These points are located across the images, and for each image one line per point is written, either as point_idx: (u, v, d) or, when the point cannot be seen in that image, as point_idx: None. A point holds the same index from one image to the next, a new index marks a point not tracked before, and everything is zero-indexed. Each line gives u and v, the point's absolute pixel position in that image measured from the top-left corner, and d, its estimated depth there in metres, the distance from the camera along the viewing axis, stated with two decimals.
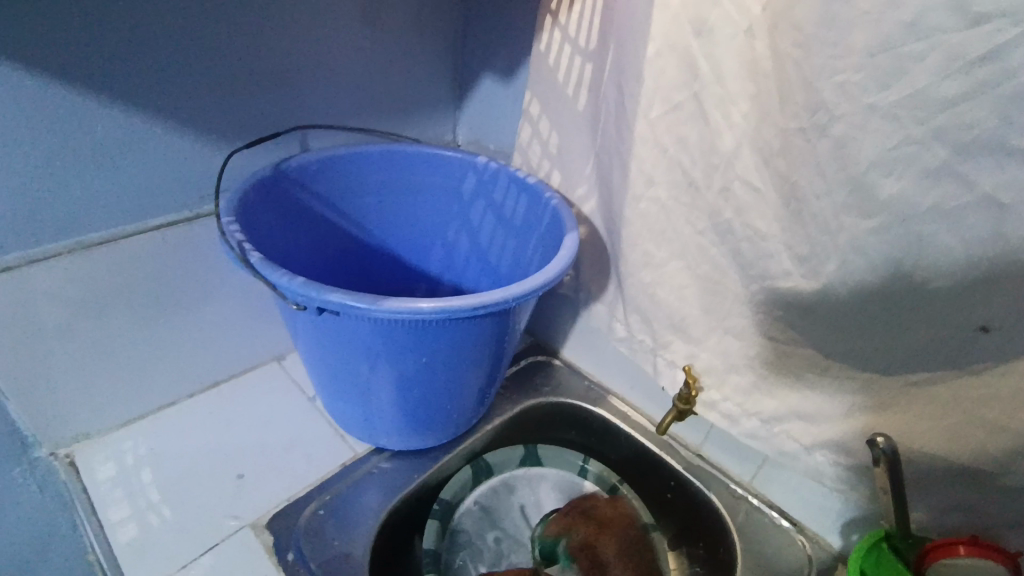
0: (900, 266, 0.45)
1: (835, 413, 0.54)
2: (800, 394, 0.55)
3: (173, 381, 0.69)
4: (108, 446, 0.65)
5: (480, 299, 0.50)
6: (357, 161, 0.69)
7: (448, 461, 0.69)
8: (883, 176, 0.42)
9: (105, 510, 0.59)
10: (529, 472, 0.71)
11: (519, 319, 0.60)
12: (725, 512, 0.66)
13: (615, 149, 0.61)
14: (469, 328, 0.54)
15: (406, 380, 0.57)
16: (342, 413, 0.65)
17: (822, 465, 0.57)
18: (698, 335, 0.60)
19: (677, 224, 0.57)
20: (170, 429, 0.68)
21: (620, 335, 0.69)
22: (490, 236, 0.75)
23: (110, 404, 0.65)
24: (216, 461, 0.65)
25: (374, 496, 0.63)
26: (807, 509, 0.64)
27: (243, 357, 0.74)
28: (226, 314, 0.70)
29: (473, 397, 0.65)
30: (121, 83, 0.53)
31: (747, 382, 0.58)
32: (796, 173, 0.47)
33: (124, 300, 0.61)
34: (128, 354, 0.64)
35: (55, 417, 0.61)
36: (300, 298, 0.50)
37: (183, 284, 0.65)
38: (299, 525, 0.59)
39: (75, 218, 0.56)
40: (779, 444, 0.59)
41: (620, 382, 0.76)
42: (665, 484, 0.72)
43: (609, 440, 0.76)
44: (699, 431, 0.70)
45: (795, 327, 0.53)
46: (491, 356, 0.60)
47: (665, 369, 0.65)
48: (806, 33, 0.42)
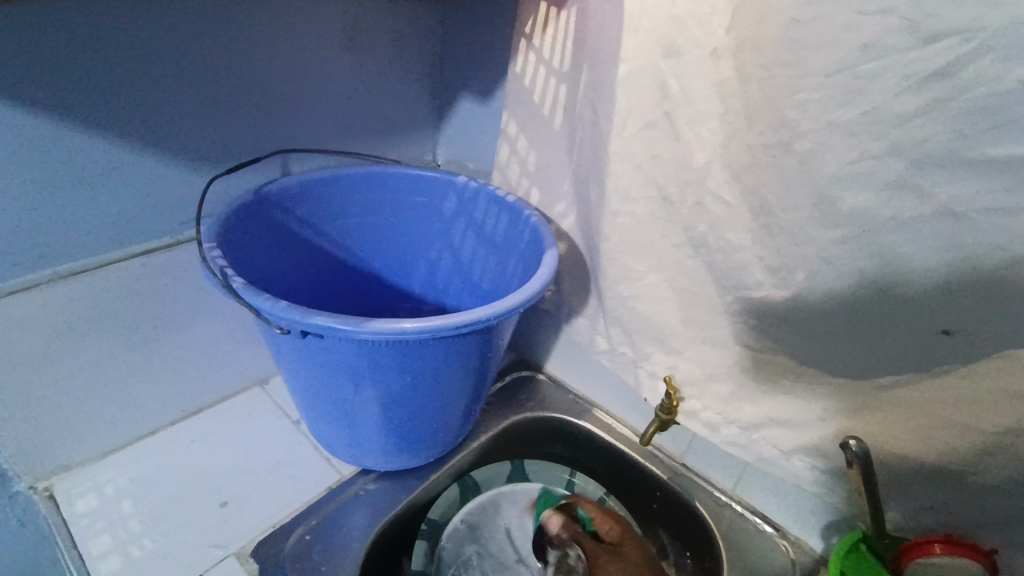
0: (863, 273, 0.47)
1: (812, 418, 0.56)
2: (778, 400, 0.57)
3: (157, 407, 0.68)
4: (88, 477, 0.64)
5: (464, 317, 0.51)
6: (337, 183, 0.70)
7: (435, 480, 0.69)
8: (845, 189, 0.45)
9: (86, 543, 0.57)
10: (515, 488, 0.72)
11: (502, 335, 0.61)
12: (710, 520, 0.67)
13: (592, 167, 0.63)
14: (454, 346, 0.54)
15: (392, 399, 0.57)
16: (328, 434, 0.65)
17: (802, 469, 0.58)
18: (677, 346, 0.62)
19: (653, 238, 0.59)
20: (152, 457, 0.66)
21: (603, 348, 0.71)
22: (471, 253, 0.76)
23: (90, 434, 0.64)
24: (201, 488, 0.63)
25: (362, 518, 0.63)
26: (790, 513, 0.65)
27: (227, 381, 0.74)
28: (209, 338, 0.69)
29: (459, 413, 0.65)
30: (102, 111, 0.54)
31: (727, 390, 0.60)
32: (765, 188, 0.49)
33: (103, 328, 0.60)
34: (108, 382, 0.63)
35: (33, 449, 0.60)
36: (283, 322, 0.49)
37: (165, 309, 0.64)
38: (286, 551, 0.58)
39: (52, 246, 0.55)
40: (760, 451, 0.60)
41: (604, 394, 0.78)
42: (650, 495, 0.73)
43: (594, 453, 0.77)
44: (683, 440, 0.71)
45: (769, 335, 0.54)
46: (476, 372, 0.61)
47: (647, 381, 0.67)
48: (769, 55, 0.45)
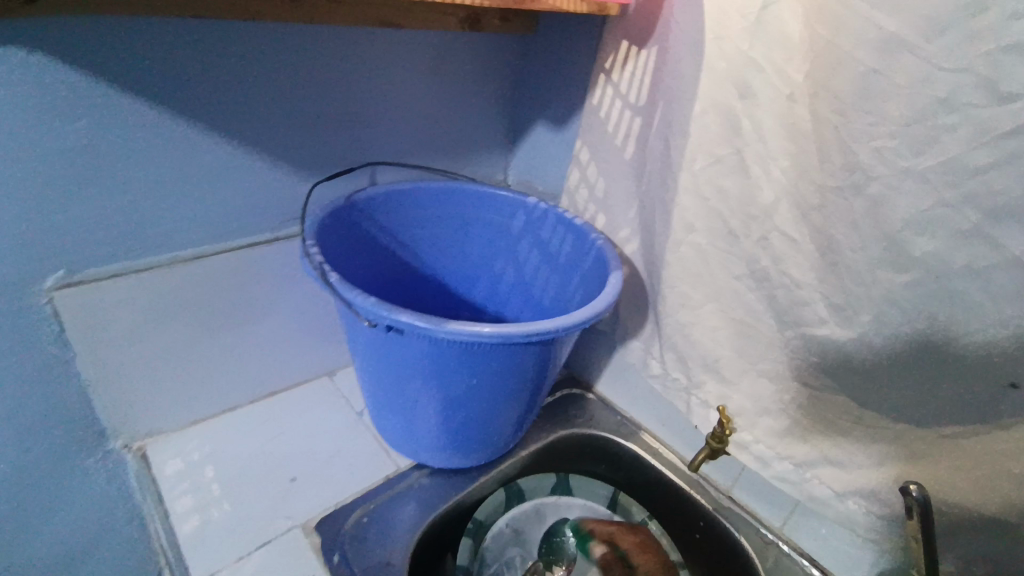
0: (932, 319, 0.47)
1: (869, 461, 0.56)
2: (833, 440, 0.57)
3: (239, 386, 0.75)
4: (177, 443, 0.70)
5: (534, 327, 0.54)
6: (418, 197, 0.76)
7: (484, 482, 0.72)
8: (916, 235, 0.46)
9: (172, 501, 0.63)
10: (559, 500, 0.74)
11: (563, 348, 0.63)
12: (754, 556, 0.66)
13: (659, 197, 0.66)
14: (520, 353, 0.57)
15: (455, 397, 0.61)
16: (389, 426, 0.69)
17: (855, 512, 0.58)
18: (732, 377, 0.63)
19: (715, 269, 0.61)
20: (231, 430, 0.72)
21: (656, 372, 0.73)
22: (534, 270, 0.80)
23: (182, 404, 0.70)
24: (272, 464, 0.68)
25: (414, 509, 0.66)
26: (839, 558, 0.64)
27: (300, 369, 0.80)
28: (290, 327, 0.76)
29: (513, 420, 0.68)
30: (230, 119, 0.61)
31: (780, 425, 0.61)
32: (834, 228, 0.50)
33: (204, 309, 0.67)
34: (202, 358, 0.70)
35: (133, 412, 0.67)
36: (370, 316, 0.54)
37: (257, 297, 0.71)
38: (345, 530, 0.62)
39: (174, 233, 0.62)
40: (812, 490, 0.60)
41: (652, 419, 0.79)
42: (693, 523, 0.73)
43: (639, 476, 0.78)
44: (731, 472, 0.70)
45: (828, 373, 0.55)
46: (534, 381, 0.64)
47: (698, 408, 0.68)
48: (845, 103, 0.47)
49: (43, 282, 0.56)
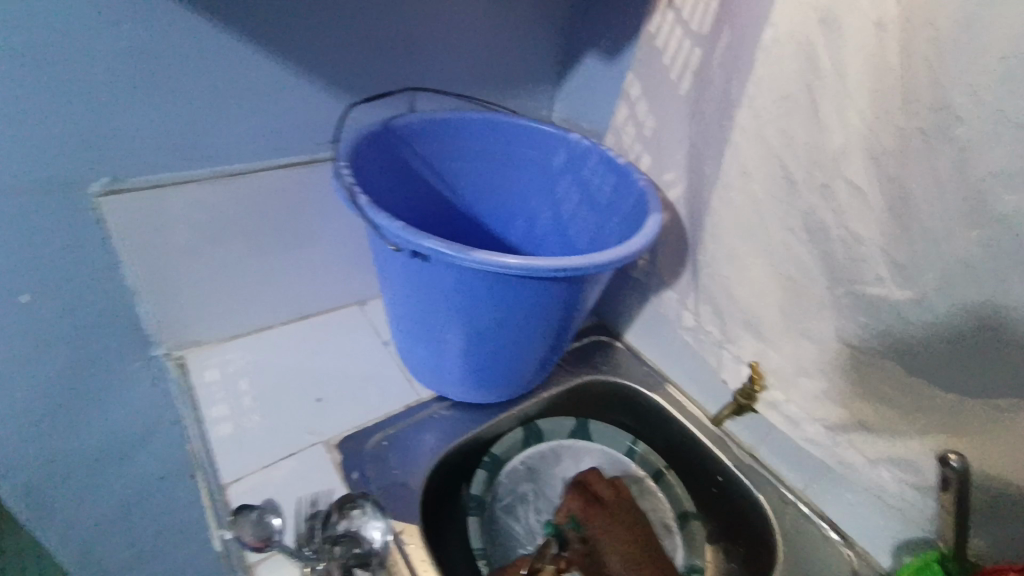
0: (1006, 283, 0.42)
1: (911, 431, 0.52)
2: (874, 407, 0.54)
3: (273, 307, 0.76)
4: (215, 354, 0.73)
5: (562, 262, 0.52)
6: (458, 127, 0.73)
7: (503, 419, 0.72)
8: (1002, 187, 0.41)
9: (208, 407, 0.66)
10: (576, 443, 0.74)
11: (593, 289, 0.61)
12: (772, 515, 0.65)
13: (712, 137, 0.61)
14: (547, 290, 0.56)
15: (480, 331, 0.61)
16: (414, 356, 0.70)
17: (887, 482, 0.55)
18: (770, 334, 0.60)
19: (764, 218, 0.57)
20: (265, 347, 0.75)
21: (689, 324, 0.70)
22: (572, 211, 0.77)
23: (219, 318, 0.73)
24: (302, 382, 0.71)
25: (433, 437, 0.68)
26: (862, 527, 0.61)
27: (333, 296, 0.81)
28: (324, 253, 0.76)
29: (537, 359, 0.67)
30: (272, 34, 0.59)
31: (816, 387, 0.58)
32: (909, 176, 0.45)
33: (240, 227, 0.68)
34: (238, 276, 0.71)
35: (174, 322, 0.69)
36: (396, 241, 0.53)
37: (292, 219, 0.71)
38: (366, 450, 0.64)
39: (213, 148, 0.62)
40: (843, 454, 0.58)
41: (680, 372, 0.77)
42: (711, 478, 0.72)
43: (661, 427, 0.77)
44: (758, 432, 0.68)
45: (876, 336, 0.51)
46: (561, 321, 0.62)
47: (730, 364, 0.66)
48: (944, 30, 0.41)
49: (88, 188, 0.57)
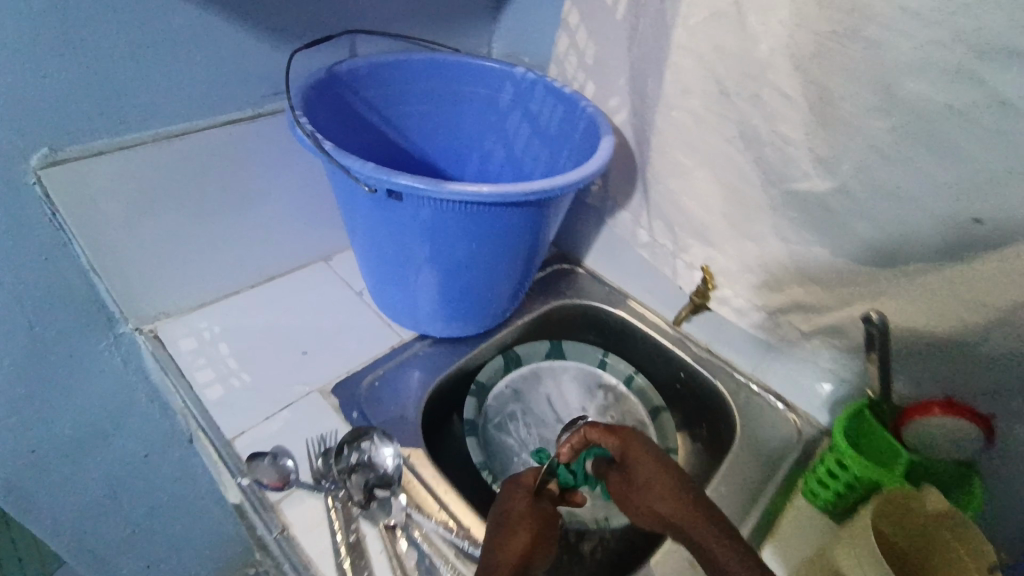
0: (911, 161, 0.50)
1: (839, 304, 0.61)
2: (807, 288, 0.62)
3: (240, 270, 0.75)
4: (186, 323, 0.72)
5: (531, 187, 0.55)
6: (402, 69, 0.72)
7: (483, 349, 0.77)
8: (906, 76, 0.47)
9: (192, 373, 0.66)
10: (554, 364, 0.79)
11: (558, 213, 0.65)
12: (727, 396, 0.74)
13: (652, 59, 0.64)
14: (518, 215, 0.59)
15: (457, 264, 0.64)
16: (391, 299, 0.72)
17: (820, 347, 0.66)
18: (717, 239, 0.67)
19: (706, 131, 0.62)
20: (237, 311, 0.74)
21: (644, 240, 0.77)
22: (525, 145, 0.79)
23: (185, 287, 0.71)
24: (283, 338, 0.72)
25: (421, 373, 0.72)
26: (802, 392, 0.72)
27: (298, 254, 0.81)
28: (284, 210, 0.75)
29: (510, 286, 0.71)
30: None
31: (759, 279, 0.66)
32: (828, 78, 0.51)
33: (195, 192, 0.65)
34: (199, 241, 0.69)
35: (138, 296, 0.67)
36: (370, 181, 0.54)
37: (248, 178, 0.69)
38: (360, 390, 0.67)
39: (155, 107, 0.59)
40: (783, 333, 0.68)
41: (639, 286, 0.83)
42: (674, 376, 0.80)
43: (626, 339, 0.84)
44: (711, 328, 0.77)
45: (807, 226, 0.59)
46: (531, 245, 0.66)
47: (683, 271, 0.73)
48: None
49: (27, 161, 0.53)
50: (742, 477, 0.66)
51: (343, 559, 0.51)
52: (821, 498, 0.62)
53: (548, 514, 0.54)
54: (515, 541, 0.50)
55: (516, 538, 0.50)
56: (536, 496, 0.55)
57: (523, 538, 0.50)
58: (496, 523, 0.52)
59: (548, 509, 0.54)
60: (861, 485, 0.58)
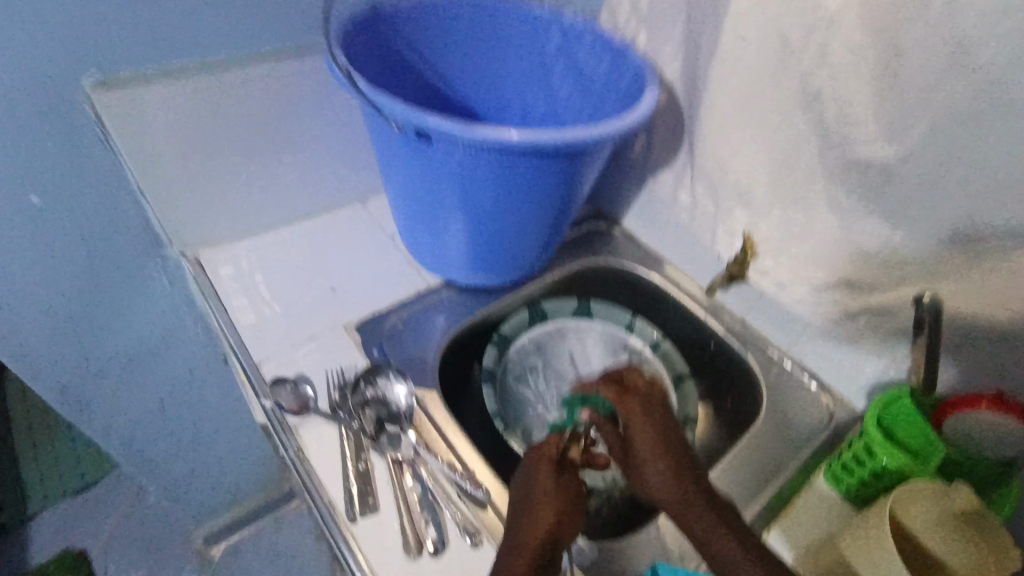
0: (983, 132, 0.45)
1: (890, 284, 0.56)
2: (855, 265, 0.58)
3: (279, 206, 0.76)
4: (226, 252, 0.75)
5: (564, 135, 0.52)
6: (447, 10, 0.70)
7: (508, 301, 0.77)
8: (988, 33, 0.42)
9: (228, 299, 0.69)
10: (580, 323, 0.77)
11: (594, 166, 0.62)
12: (758, 371, 0.71)
13: (711, 5, 0.59)
14: (549, 165, 0.56)
15: (484, 213, 0.62)
16: (420, 244, 0.72)
17: (863, 330, 0.62)
18: (762, 206, 0.63)
19: (761, 87, 0.57)
20: (273, 244, 0.77)
21: (684, 203, 0.72)
22: (568, 96, 0.76)
23: (227, 218, 0.73)
24: (314, 273, 0.74)
25: (444, 319, 0.72)
26: (839, 374, 0.67)
27: (335, 194, 0.81)
28: (324, 151, 0.75)
29: (539, 240, 0.70)
30: None
31: (804, 252, 0.61)
32: (904, 32, 0.46)
33: (237, 124, 0.66)
34: (240, 175, 0.71)
35: (182, 223, 0.70)
36: (399, 120, 0.53)
37: (290, 115, 0.69)
38: (383, 329, 0.69)
39: (200, 37, 0.59)
40: (824, 310, 0.62)
41: (676, 251, 0.80)
42: (703, 346, 0.77)
43: (657, 305, 0.81)
44: (749, 298, 0.74)
45: (863, 197, 0.54)
46: (563, 199, 0.63)
47: (723, 236, 0.68)
48: None
49: (80, 82, 0.55)
50: (760, 454, 0.64)
51: (350, 484, 0.53)
52: (840, 484, 0.58)
53: (575, 485, 0.53)
54: (538, 519, 0.49)
55: (541, 515, 0.49)
56: (562, 462, 0.54)
57: (549, 515, 0.49)
58: (521, 495, 0.52)
59: (574, 481, 0.53)
60: (888, 474, 0.54)
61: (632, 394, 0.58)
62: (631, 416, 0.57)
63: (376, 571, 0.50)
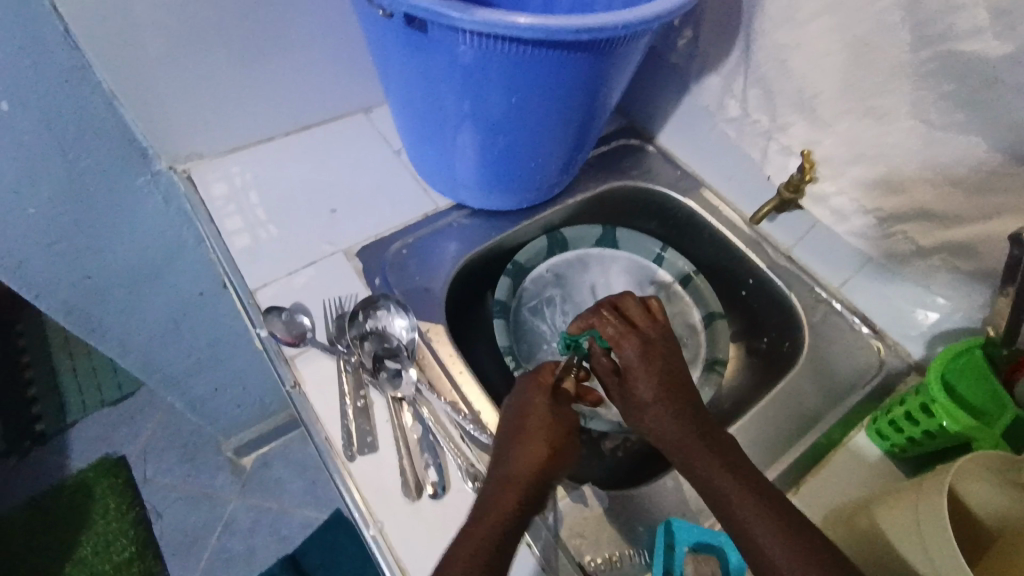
0: None
1: (979, 216, 0.47)
2: (938, 191, 0.48)
3: (273, 114, 0.70)
4: (220, 167, 0.69)
5: (584, 21, 0.42)
6: None
7: (526, 226, 0.69)
8: None
9: (221, 220, 0.64)
10: (603, 253, 0.71)
11: (623, 66, 0.52)
12: (801, 312, 0.63)
13: None
14: (567, 63, 0.47)
15: (492, 123, 0.54)
16: (425, 159, 0.64)
17: (937, 270, 0.53)
18: (828, 118, 0.52)
19: None
20: (269, 158, 0.70)
21: (733, 115, 0.62)
22: None
23: (216, 127, 0.67)
24: (312, 192, 0.68)
25: (453, 245, 0.66)
26: (895, 317, 0.60)
27: (335, 102, 0.73)
28: (315, 47, 0.66)
29: (558, 156, 0.61)
30: None
31: (877, 174, 0.52)
32: None
33: (212, 16, 0.58)
34: (223, 78, 0.63)
35: (166, 133, 0.64)
36: (384, 4, 0.44)
37: (270, 4, 0.60)
38: (387, 255, 0.64)
39: None
40: (891, 246, 0.55)
41: (717, 173, 0.70)
42: (741, 281, 0.70)
43: (692, 235, 0.73)
44: (798, 230, 0.65)
45: (962, 106, 0.43)
46: (585, 107, 0.54)
47: (776, 156, 0.60)
48: None
49: None
50: (795, 402, 0.58)
51: (348, 421, 0.51)
52: (889, 441, 0.54)
53: (568, 421, 0.49)
54: (527, 452, 0.46)
55: (530, 448, 0.46)
56: (556, 396, 0.51)
57: (540, 450, 0.46)
58: (510, 427, 0.48)
59: (567, 418, 0.49)
60: (942, 436, 0.49)
61: (633, 331, 0.50)
62: (629, 356, 0.49)
63: (372, 511, 0.48)
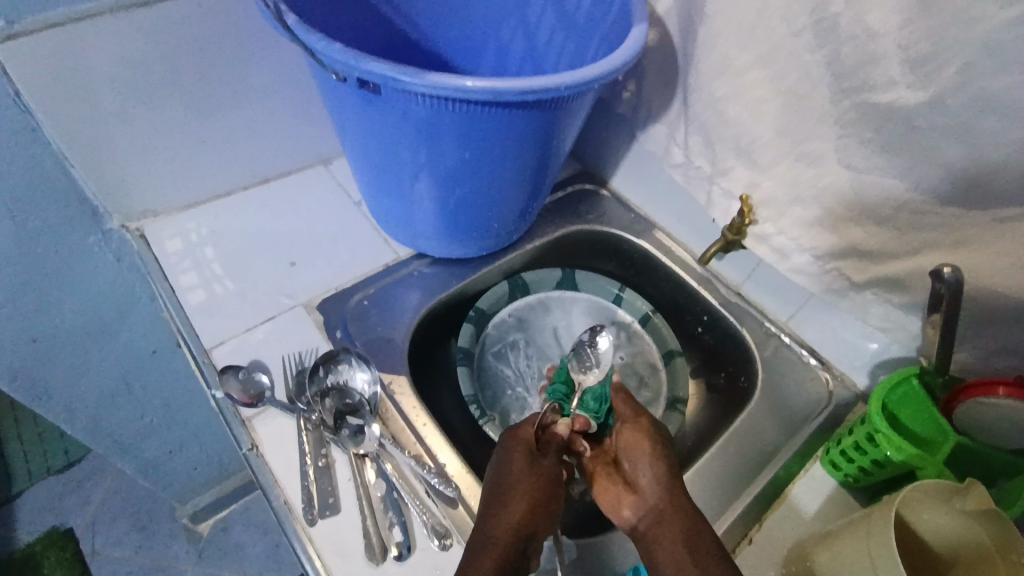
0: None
1: (906, 251, 0.51)
2: (867, 230, 0.52)
3: (231, 169, 0.70)
4: (175, 223, 0.68)
5: (529, 83, 0.45)
6: None
7: (486, 273, 0.71)
8: None
9: (176, 277, 0.63)
10: (564, 295, 0.72)
11: (571, 120, 0.55)
12: (754, 347, 0.66)
13: None
14: (516, 119, 0.49)
15: (448, 176, 0.55)
16: (384, 210, 0.65)
17: (873, 303, 0.56)
18: (766, 162, 0.55)
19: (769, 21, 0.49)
20: (226, 213, 0.70)
21: (678, 161, 0.65)
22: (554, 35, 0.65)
23: (171, 184, 0.67)
24: (271, 246, 0.67)
25: (415, 294, 0.67)
26: (840, 348, 0.63)
27: (294, 155, 0.74)
28: (273, 103, 0.67)
29: (514, 204, 0.63)
30: None
31: (811, 216, 0.55)
32: None
33: (169, 77, 0.58)
34: (178, 135, 0.63)
35: (118, 190, 0.63)
36: (339, 68, 0.45)
37: (227, 64, 0.61)
38: (348, 307, 0.63)
39: None
40: (829, 282, 0.58)
41: (667, 216, 0.73)
42: (696, 318, 0.72)
43: (648, 274, 0.76)
44: (745, 268, 0.67)
45: (881, 153, 0.47)
46: (536, 158, 0.56)
47: (720, 199, 0.62)
48: None
49: None
50: (753, 436, 0.60)
51: (309, 481, 0.50)
52: (843, 470, 0.57)
53: (550, 474, 0.49)
54: (509, 513, 0.45)
55: (509, 510, 0.45)
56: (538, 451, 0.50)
57: (521, 510, 0.45)
58: (490, 488, 0.47)
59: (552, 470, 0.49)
60: (890, 463, 0.51)
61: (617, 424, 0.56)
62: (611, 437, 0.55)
63: None
